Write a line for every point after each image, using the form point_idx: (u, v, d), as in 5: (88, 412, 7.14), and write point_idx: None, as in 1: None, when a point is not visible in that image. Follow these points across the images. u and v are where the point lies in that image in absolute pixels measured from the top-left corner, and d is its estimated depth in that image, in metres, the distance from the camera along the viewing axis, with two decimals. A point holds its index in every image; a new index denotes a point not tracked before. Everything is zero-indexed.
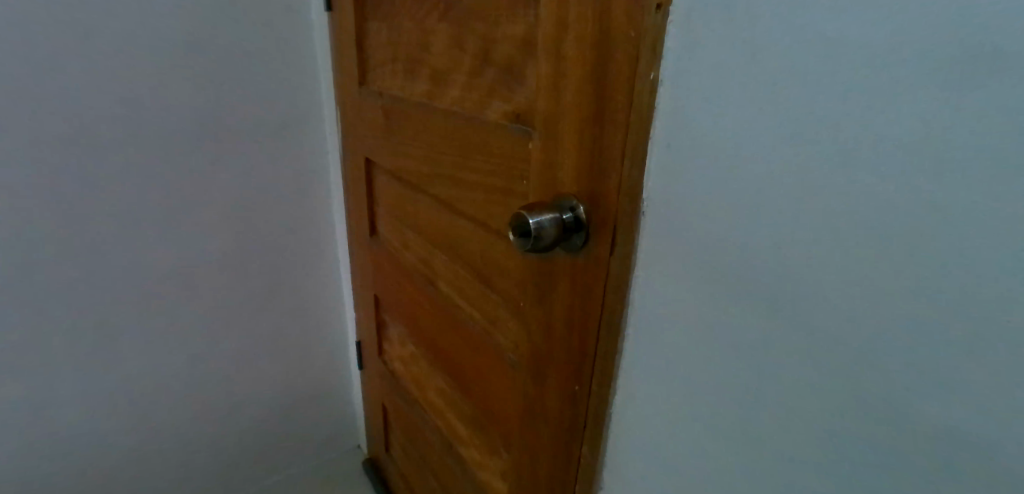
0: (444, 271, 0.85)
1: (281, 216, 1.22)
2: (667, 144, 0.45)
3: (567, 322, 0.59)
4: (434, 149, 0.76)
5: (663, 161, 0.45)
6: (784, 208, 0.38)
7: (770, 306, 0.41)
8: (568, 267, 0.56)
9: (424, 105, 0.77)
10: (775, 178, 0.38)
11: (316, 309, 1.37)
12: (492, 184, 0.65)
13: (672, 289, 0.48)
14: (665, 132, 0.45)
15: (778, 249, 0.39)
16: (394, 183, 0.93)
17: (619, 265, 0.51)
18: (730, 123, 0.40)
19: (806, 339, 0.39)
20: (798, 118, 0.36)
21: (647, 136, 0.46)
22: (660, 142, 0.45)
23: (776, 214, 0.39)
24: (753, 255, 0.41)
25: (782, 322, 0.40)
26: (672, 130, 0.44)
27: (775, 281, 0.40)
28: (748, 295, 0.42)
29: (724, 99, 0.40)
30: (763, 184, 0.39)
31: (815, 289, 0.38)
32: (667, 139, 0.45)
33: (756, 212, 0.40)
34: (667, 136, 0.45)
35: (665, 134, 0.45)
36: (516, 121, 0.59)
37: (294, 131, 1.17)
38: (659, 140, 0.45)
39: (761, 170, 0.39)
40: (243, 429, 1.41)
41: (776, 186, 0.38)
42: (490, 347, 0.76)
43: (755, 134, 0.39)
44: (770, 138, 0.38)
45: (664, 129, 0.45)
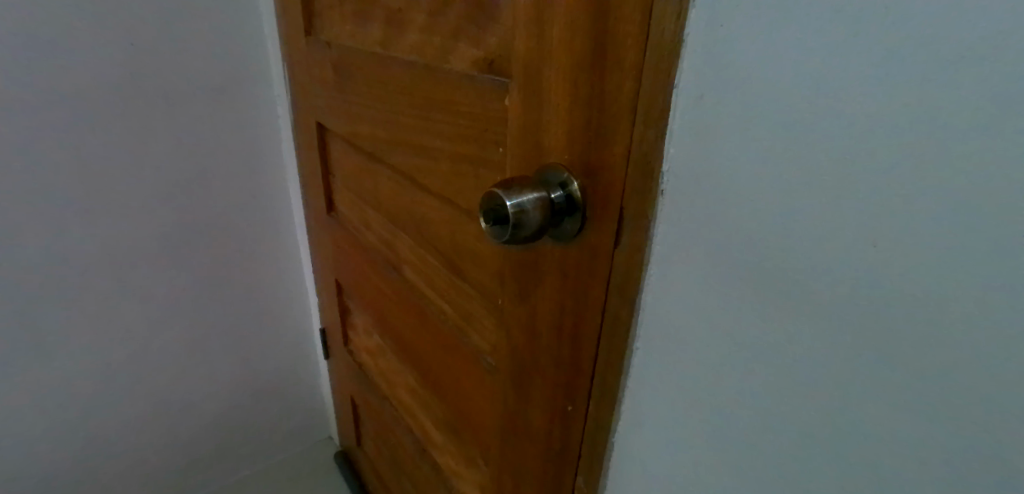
0: (409, 256, 0.72)
1: (227, 194, 1.06)
2: (697, 94, 0.31)
3: (556, 329, 0.46)
4: (392, 109, 0.62)
5: (692, 120, 0.32)
6: (885, 194, 0.25)
7: (850, 333, 0.28)
8: (557, 260, 0.44)
9: (377, 55, 0.62)
10: (874, 147, 0.25)
11: (275, 296, 1.22)
12: (460, 153, 0.52)
13: (699, 292, 0.35)
14: (696, 77, 0.31)
15: (875, 251, 0.26)
16: (350, 152, 0.78)
17: (625, 261, 0.38)
18: (803, 63, 0.26)
19: (907, 384, 0.26)
20: (934, 48, 0.22)
21: (670, 83, 0.32)
22: (688, 92, 0.32)
23: (870, 201, 0.25)
24: (826, 259, 0.28)
25: (869, 358, 0.27)
26: (707, 75, 0.31)
27: (857, 298, 0.27)
28: (815, 312, 0.29)
29: (793, 25, 0.26)
30: (853, 155, 0.25)
31: (933, 318, 0.25)
32: (698, 88, 0.31)
33: (836, 197, 0.27)
34: (698, 81, 0.31)
35: (696, 81, 0.31)
36: (488, 71, 0.45)
37: (235, 94, 0.99)
38: (686, 90, 0.32)
39: (848, 133, 0.25)
40: (198, 428, 1.28)
41: (875, 158, 0.25)
42: (464, 348, 0.64)
43: (845, 76, 0.25)
44: (873, 84, 0.24)
45: (694, 74, 0.31)
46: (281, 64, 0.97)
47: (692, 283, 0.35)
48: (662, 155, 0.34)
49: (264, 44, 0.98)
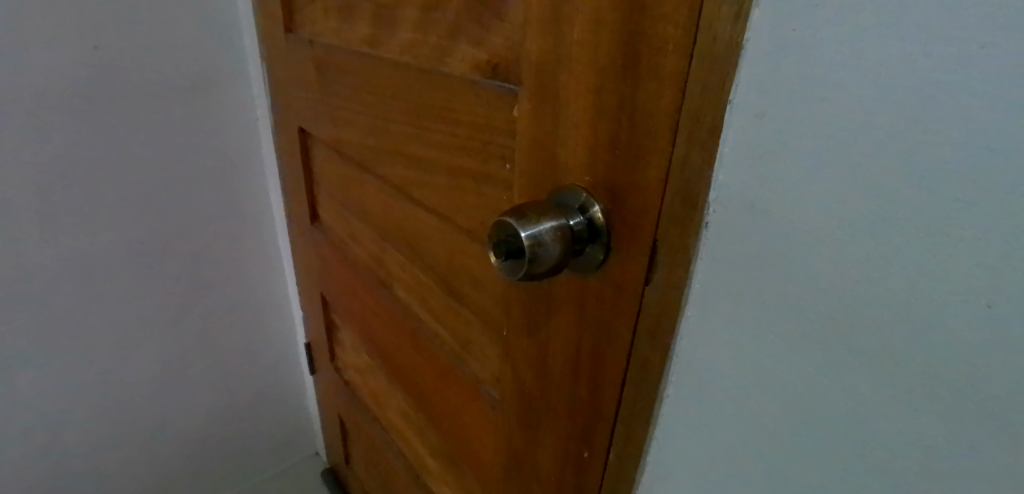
0: (401, 273, 0.66)
1: (203, 203, 0.98)
2: (758, 111, 0.26)
3: (571, 366, 0.41)
4: (381, 115, 0.55)
5: (750, 142, 0.27)
6: (1016, 247, 0.19)
7: (948, 404, 0.23)
8: (574, 292, 0.38)
9: (365, 55, 0.56)
10: (1004, 189, 0.19)
11: (256, 310, 1.15)
12: (459, 166, 0.46)
13: (748, 340, 0.30)
14: (756, 91, 0.26)
15: (994, 316, 0.21)
16: (335, 159, 0.72)
17: (658, 298, 0.33)
18: (906, 77, 0.21)
19: None
20: None
21: (725, 97, 0.27)
22: (745, 109, 0.26)
23: (995, 251, 0.20)
24: (922, 316, 0.23)
25: (979, 436, 0.23)
26: (772, 90, 0.25)
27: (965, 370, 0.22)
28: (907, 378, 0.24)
29: (894, 29, 0.20)
30: (972, 194, 0.20)
31: None
32: (759, 103, 0.26)
33: (939, 242, 0.22)
34: (759, 95, 0.26)
35: (756, 95, 0.26)
36: (492, 75, 0.40)
37: (210, 95, 0.91)
38: (744, 105, 0.26)
39: (965, 169, 0.20)
40: (177, 448, 1.21)
41: (1005, 201, 0.19)
42: (462, 377, 0.59)
43: (966, 94, 0.19)
44: (1005, 108, 0.19)
45: (755, 87, 0.26)
46: (259, 62, 0.90)
47: (740, 329, 0.30)
48: (709, 182, 0.28)
49: (242, 41, 0.91)
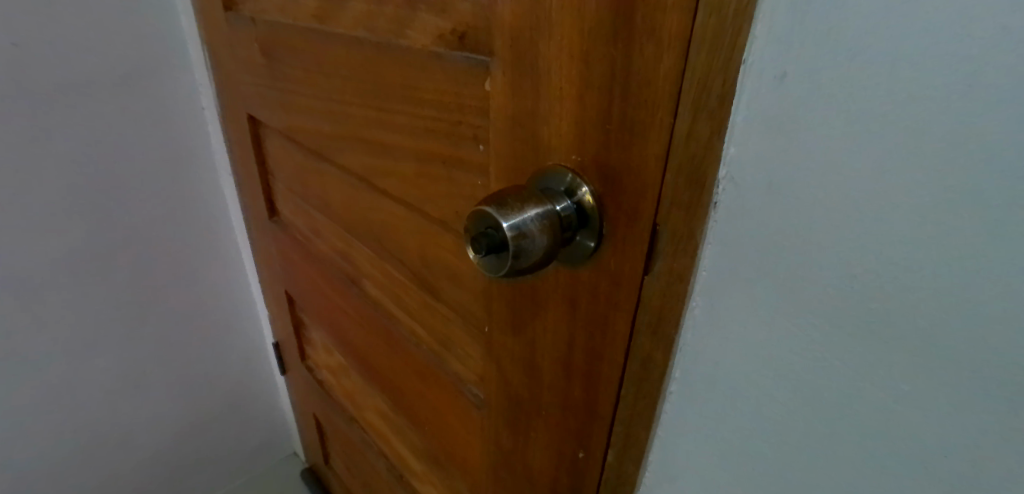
0: (370, 269, 0.61)
1: (149, 203, 0.91)
2: (776, 73, 0.22)
3: (562, 364, 0.38)
4: (336, 97, 0.50)
5: (767, 109, 0.23)
6: None
7: (1002, 401, 0.20)
8: (564, 284, 0.35)
9: (313, 31, 0.50)
10: None
11: (218, 313, 1.08)
12: (427, 151, 0.42)
13: (762, 332, 0.27)
14: (774, 50, 0.22)
15: None
16: (290, 149, 0.66)
17: (660, 289, 0.30)
18: (965, 23, 0.17)
19: None
20: None
21: (737, 58, 0.23)
22: (762, 71, 0.23)
23: None
24: (974, 305, 0.20)
25: None
26: (795, 47, 0.21)
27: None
28: (955, 376, 0.21)
29: None
30: None
31: None
32: (779, 63, 0.22)
33: (999, 222, 0.18)
34: (777, 54, 0.22)
35: (775, 54, 0.22)
36: (459, 46, 0.35)
37: (148, 84, 0.83)
38: (761, 67, 0.23)
39: None
40: (142, 463, 1.14)
41: None
42: (443, 376, 0.55)
43: None
44: None
45: (774, 46, 0.22)
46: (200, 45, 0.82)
47: (754, 321, 0.27)
48: (718, 157, 0.25)
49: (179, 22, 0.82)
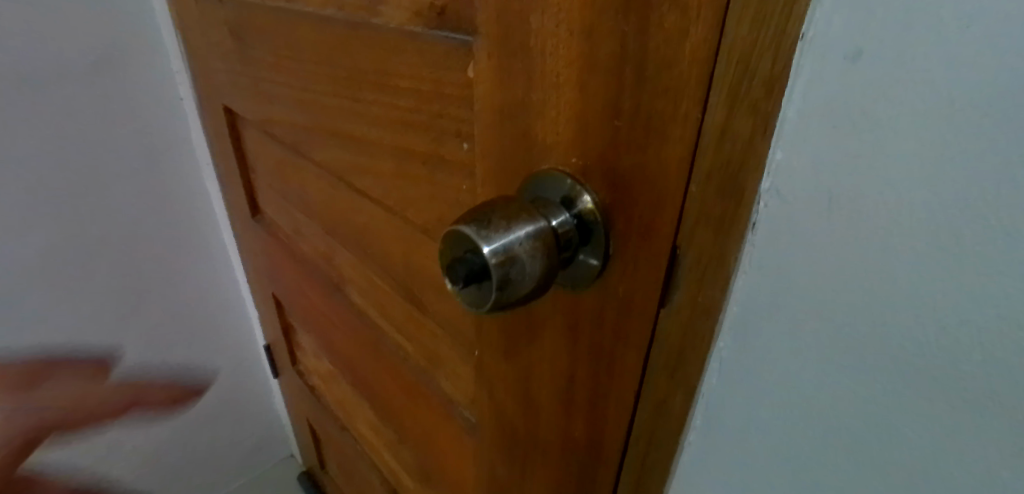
0: (354, 275, 0.56)
1: (130, 201, 0.86)
2: (850, 50, 0.16)
3: (561, 399, 0.32)
4: (308, 86, 0.44)
5: (831, 102, 0.17)
6: None
7: None
8: (562, 309, 0.29)
9: (281, 9, 0.44)
10: None
11: (207, 315, 1.04)
12: (405, 148, 0.36)
13: (808, 384, 0.22)
14: (849, 17, 0.16)
15: None
16: (268, 142, 0.60)
17: (679, 323, 0.24)
18: None
19: None
20: None
21: (794, 31, 0.17)
22: (827, 50, 0.17)
23: None
24: None
25: None
26: (876, 19, 0.15)
27: None
28: None
29: None
30: None
31: None
32: (853, 42, 0.16)
33: None
34: (852, 24, 0.16)
35: (846, 28, 0.16)
36: (438, 24, 0.29)
37: (119, 73, 0.77)
38: (828, 43, 0.17)
39: None
40: (131, 469, 1.10)
41: None
42: (433, 396, 0.50)
43: None
44: None
45: (846, 13, 0.16)
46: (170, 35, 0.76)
47: (799, 368, 0.22)
48: (763, 163, 0.19)
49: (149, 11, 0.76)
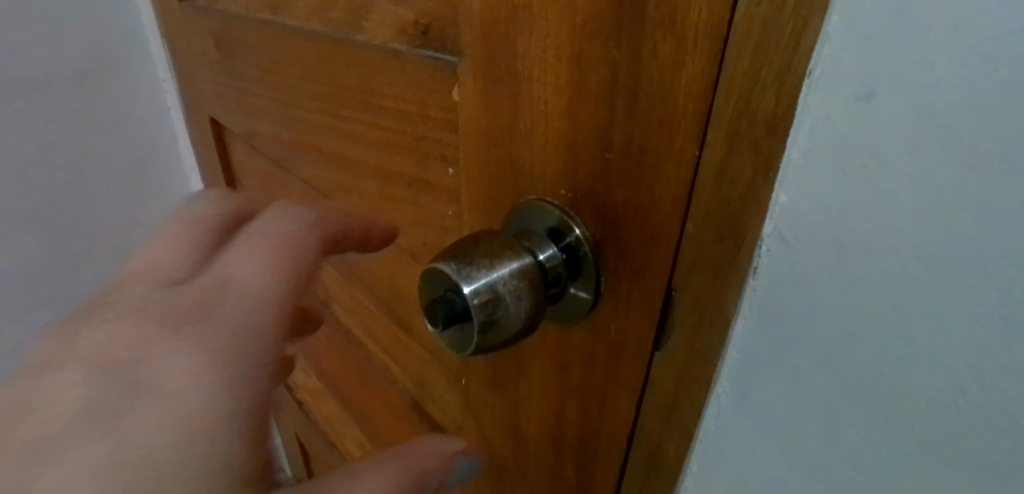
0: (340, 293, 0.54)
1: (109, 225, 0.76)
2: (862, 91, 0.15)
3: (549, 436, 0.31)
4: (292, 101, 0.43)
5: (841, 145, 0.16)
6: None
7: None
8: (550, 344, 0.28)
9: (265, 22, 0.42)
10: None
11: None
12: (389, 169, 0.34)
13: (812, 437, 0.20)
14: (862, 56, 0.15)
15: None
16: (254, 154, 0.58)
17: (674, 369, 0.22)
18: None
19: None
20: None
21: (800, 67, 0.15)
22: (837, 91, 0.15)
23: None
24: None
25: None
26: (893, 60, 0.14)
27: None
28: None
29: None
30: None
31: None
32: (867, 82, 0.15)
33: None
34: (865, 64, 0.15)
35: (858, 67, 0.15)
36: (422, 43, 0.28)
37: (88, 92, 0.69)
38: (838, 82, 0.15)
39: None
40: None
41: None
42: (419, 420, 0.48)
43: None
44: None
45: (858, 51, 0.15)
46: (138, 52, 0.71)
47: (803, 422, 0.21)
48: (765, 208, 0.18)
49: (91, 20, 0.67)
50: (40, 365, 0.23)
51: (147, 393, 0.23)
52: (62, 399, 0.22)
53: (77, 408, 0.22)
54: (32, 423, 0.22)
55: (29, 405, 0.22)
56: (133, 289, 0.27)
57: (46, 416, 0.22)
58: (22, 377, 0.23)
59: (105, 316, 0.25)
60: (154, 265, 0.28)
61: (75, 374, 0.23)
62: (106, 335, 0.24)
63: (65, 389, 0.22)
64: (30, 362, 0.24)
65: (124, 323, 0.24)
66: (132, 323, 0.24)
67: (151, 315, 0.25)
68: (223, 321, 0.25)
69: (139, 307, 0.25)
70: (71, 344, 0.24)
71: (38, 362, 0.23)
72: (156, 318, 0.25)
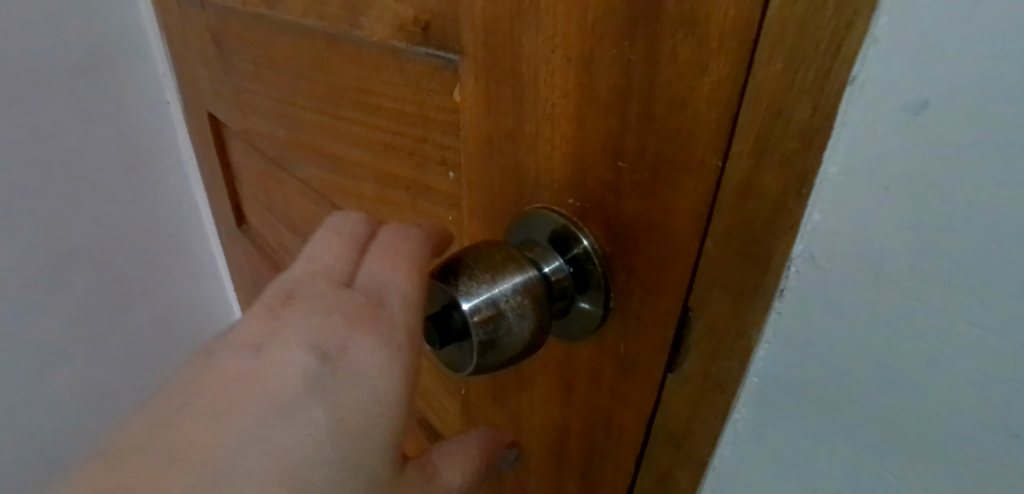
0: None
1: (111, 228, 0.71)
2: (913, 101, 0.13)
3: (552, 456, 0.29)
4: (289, 98, 0.41)
5: (885, 159, 0.14)
6: None
7: None
8: (554, 361, 0.26)
9: (261, 17, 0.40)
10: None
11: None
12: (388, 172, 0.33)
13: (841, 471, 0.19)
14: (913, 61, 0.13)
15: None
16: (252, 153, 0.57)
17: (689, 394, 0.21)
18: None
19: None
20: None
21: (841, 72, 0.13)
22: (884, 97, 0.13)
23: None
24: None
25: None
26: (952, 64, 0.12)
27: None
28: None
29: None
30: None
31: None
32: (920, 89, 0.13)
33: None
34: (916, 70, 0.13)
35: (907, 71, 0.13)
36: (422, 40, 0.26)
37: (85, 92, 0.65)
38: (885, 90, 0.13)
39: None
40: None
41: None
42: (417, 428, 0.47)
43: None
44: None
45: (909, 55, 0.13)
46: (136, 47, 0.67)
47: (829, 455, 0.19)
48: (796, 227, 0.16)
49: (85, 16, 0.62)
50: (240, 370, 0.20)
51: (356, 419, 0.20)
52: (272, 423, 0.18)
53: (290, 436, 0.18)
54: (222, 438, 0.18)
55: (236, 422, 0.18)
56: (306, 283, 0.23)
57: (255, 436, 0.18)
58: (216, 379, 0.19)
59: (295, 318, 0.21)
60: (320, 249, 0.24)
61: (283, 394, 0.19)
62: (304, 341, 0.20)
63: (278, 412, 0.19)
64: (194, 376, 0.20)
65: (318, 331, 0.21)
66: (327, 331, 0.21)
67: (347, 322, 0.21)
68: (391, 321, 0.21)
69: (329, 309, 0.21)
70: (270, 352, 0.20)
71: (234, 364, 0.20)
72: (352, 325, 0.21)
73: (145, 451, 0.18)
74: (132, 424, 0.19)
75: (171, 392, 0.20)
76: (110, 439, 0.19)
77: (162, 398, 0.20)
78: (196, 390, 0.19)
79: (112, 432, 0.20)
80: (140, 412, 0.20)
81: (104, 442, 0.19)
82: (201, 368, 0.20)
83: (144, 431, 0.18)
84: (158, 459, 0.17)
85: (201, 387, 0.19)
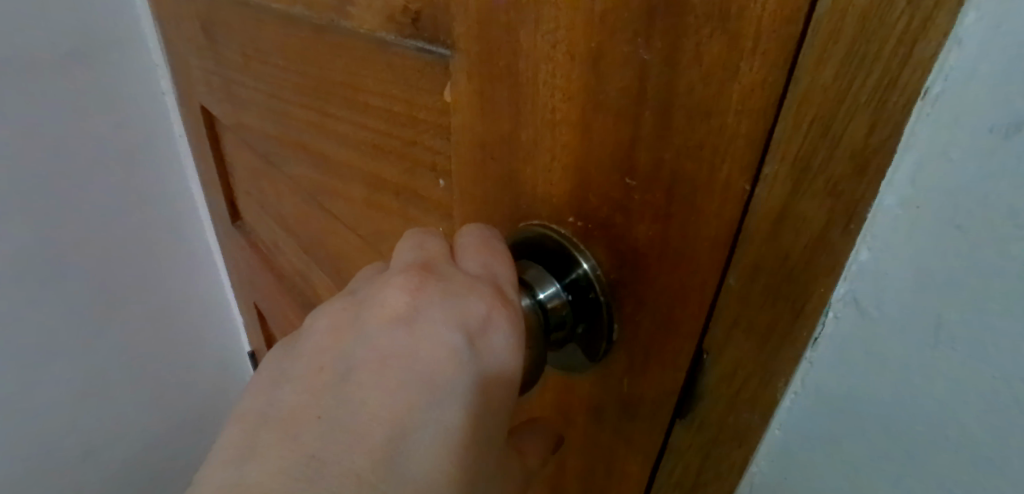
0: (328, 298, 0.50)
1: (105, 222, 0.69)
2: (1005, 122, 0.11)
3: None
4: (277, 92, 0.39)
5: (955, 190, 0.12)
6: None
7: None
8: (550, 391, 0.23)
9: (248, 5, 0.38)
10: None
11: (192, 370, 0.85)
12: (377, 174, 0.30)
13: None
14: (1008, 75, 0.11)
15: None
16: (244, 149, 0.55)
17: (700, 442, 0.18)
18: None
19: None
20: None
21: (910, 84, 0.11)
22: (962, 118, 0.11)
23: None
24: None
25: None
26: None
27: None
28: None
29: None
30: None
31: None
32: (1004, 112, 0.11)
33: None
34: (1008, 85, 0.11)
35: (989, 89, 0.11)
36: (413, 33, 0.24)
37: (74, 81, 0.62)
38: (964, 109, 0.11)
39: None
40: None
41: None
42: None
43: None
44: None
45: (997, 66, 0.11)
46: (133, 37, 0.65)
47: None
48: (845, 262, 0.14)
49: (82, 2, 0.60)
50: (392, 346, 0.17)
51: (500, 415, 0.18)
52: (428, 413, 0.16)
53: (445, 433, 0.16)
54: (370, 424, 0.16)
55: (392, 406, 0.16)
56: (438, 261, 0.20)
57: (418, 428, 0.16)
58: (369, 356, 0.17)
59: (441, 296, 0.18)
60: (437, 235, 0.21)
61: (438, 383, 0.17)
62: (456, 324, 0.18)
63: (434, 403, 0.16)
64: (327, 364, 0.17)
65: (470, 314, 0.18)
66: (475, 313, 0.18)
67: (492, 308, 0.18)
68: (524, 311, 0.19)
69: (471, 289, 0.18)
70: (424, 331, 0.17)
71: (384, 339, 0.17)
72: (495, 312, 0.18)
73: (316, 423, 0.16)
74: (282, 391, 0.17)
75: (324, 355, 0.17)
76: (257, 406, 0.17)
77: (307, 367, 0.18)
78: (350, 364, 0.17)
79: (252, 394, 0.18)
80: (286, 379, 0.18)
81: (254, 405, 0.17)
82: (345, 337, 0.18)
83: (304, 404, 0.17)
84: (322, 440, 0.15)
85: (353, 362, 0.17)
